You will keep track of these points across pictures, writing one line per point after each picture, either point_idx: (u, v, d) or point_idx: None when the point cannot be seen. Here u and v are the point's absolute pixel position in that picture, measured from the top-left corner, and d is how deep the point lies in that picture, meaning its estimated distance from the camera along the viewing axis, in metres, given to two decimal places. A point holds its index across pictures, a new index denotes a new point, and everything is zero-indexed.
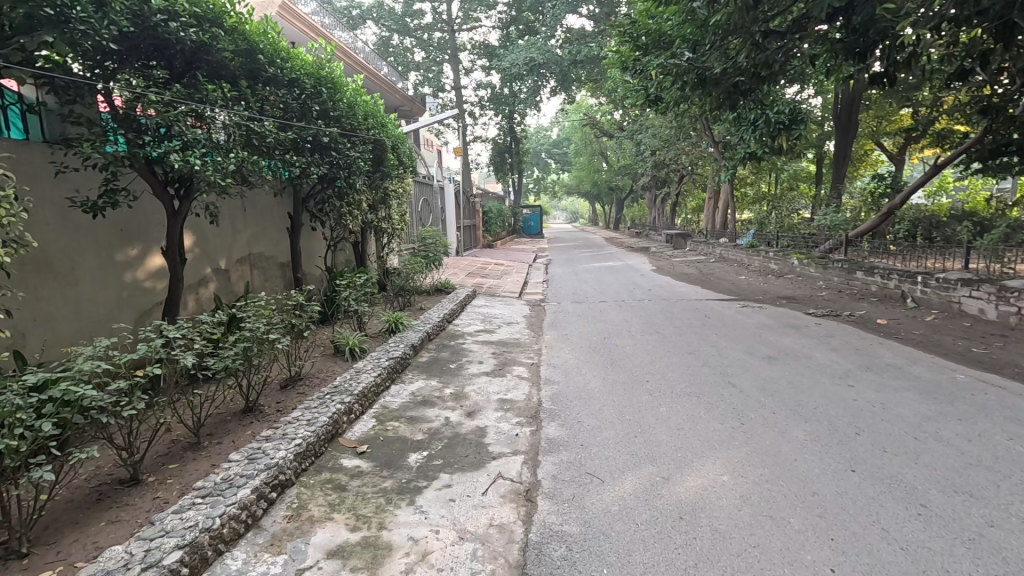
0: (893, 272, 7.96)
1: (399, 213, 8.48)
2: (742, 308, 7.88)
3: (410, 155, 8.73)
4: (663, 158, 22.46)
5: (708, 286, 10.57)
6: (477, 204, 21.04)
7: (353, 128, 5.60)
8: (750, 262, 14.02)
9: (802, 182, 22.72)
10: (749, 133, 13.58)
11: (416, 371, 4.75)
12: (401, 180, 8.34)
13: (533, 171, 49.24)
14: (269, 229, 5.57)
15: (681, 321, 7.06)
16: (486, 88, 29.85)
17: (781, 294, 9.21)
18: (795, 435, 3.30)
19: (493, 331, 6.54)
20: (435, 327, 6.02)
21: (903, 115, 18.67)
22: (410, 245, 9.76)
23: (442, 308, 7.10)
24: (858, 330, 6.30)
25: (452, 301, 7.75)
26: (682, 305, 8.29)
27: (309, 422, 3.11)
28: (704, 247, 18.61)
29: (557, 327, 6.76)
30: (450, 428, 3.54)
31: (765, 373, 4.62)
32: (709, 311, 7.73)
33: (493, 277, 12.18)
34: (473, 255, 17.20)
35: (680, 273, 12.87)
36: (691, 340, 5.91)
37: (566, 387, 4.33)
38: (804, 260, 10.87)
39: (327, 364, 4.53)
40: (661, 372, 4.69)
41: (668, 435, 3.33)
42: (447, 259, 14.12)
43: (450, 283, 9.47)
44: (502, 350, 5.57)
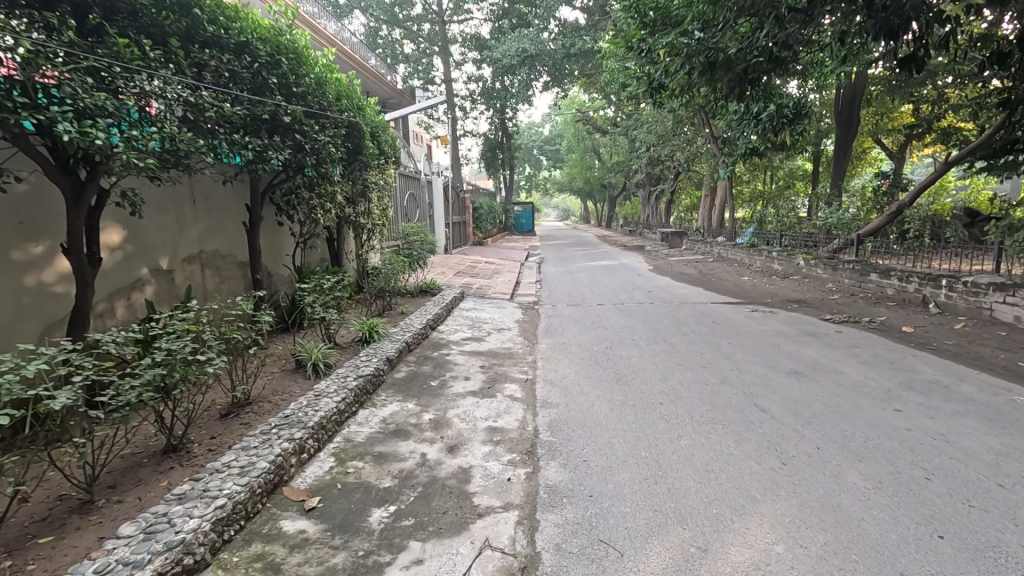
0: (914, 274, 7.40)
1: (380, 207, 7.77)
2: (751, 313, 7.28)
3: (393, 144, 8.01)
4: (658, 154, 21.90)
5: (710, 287, 10.00)
6: (467, 200, 20.33)
7: (322, 108, 4.88)
8: (750, 261, 13.50)
9: (799, 180, 22.27)
10: (751, 128, 13.03)
11: (390, 390, 4.07)
12: (382, 171, 7.64)
13: (524, 167, 48.53)
14: (225, 224, 4.86)
15: (688, 327, 6.46)
16: (477, 82, 29.11)
17: (789, 296, 8.64)
18: (852, 481, 2.67)
19: (482, 338, 5.88)
20: (416, 335, 5.34)
21: (904, 112, 18.24)
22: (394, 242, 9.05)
23: (425, 313, 6.42)
24: (884, 338, 5.72)
25: (437, 304, 7.08)
26: (687, 309, 7.69)
27: (242, 471, 2.43)
28: (701, 247, 18.10)
29: (554, 334, 6.11)
30: (426, 469, 2.88)
31: (795, 393, 3.99)
32: (716, 316, 7.13)
33: (483, 276, 11.53)
34: (463, 252, 16.51)
35: (680, 273, 12.28)
36: (703, 351, 5.28)
37: (565, 411, 3.68)
38: (811, 261, 10.32)
39: (283, 384, 3.83)
40: (676, 391, 4.04)
41: (696, 480, 2.70)
42: (435, 257, 13.42)
43: (436, 283, 8.79)
44: (492, 362, 4.91)
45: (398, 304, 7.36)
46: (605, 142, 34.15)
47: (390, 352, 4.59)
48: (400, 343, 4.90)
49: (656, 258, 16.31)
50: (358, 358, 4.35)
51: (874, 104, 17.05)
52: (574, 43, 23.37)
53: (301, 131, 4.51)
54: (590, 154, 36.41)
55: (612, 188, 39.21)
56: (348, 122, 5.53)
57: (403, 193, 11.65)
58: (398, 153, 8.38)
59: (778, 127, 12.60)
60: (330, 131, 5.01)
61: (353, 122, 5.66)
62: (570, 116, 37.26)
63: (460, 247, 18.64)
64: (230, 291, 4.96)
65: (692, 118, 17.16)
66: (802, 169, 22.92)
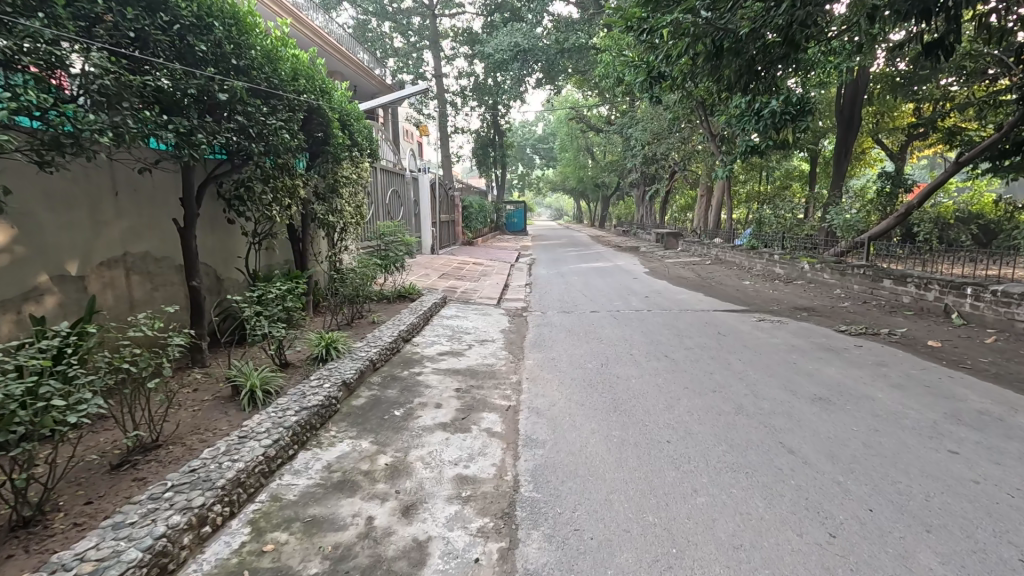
0: (933, 281, 6.83)
1: (353, 203, 7.05)
2: (758, 323, 6.67)
3: (367, 133, 7.29)
4: (654, 154, 21.31)
5: (710, 292, 9.40)
6: (457, 198, 19.61)
7: (272, 86, 4.20)
8: (749, 264, 12.92)
9: (796, 181, 21.79)
10: (752, 125, 12.46)
11: (344, 423, 3.39)
12: (355, 164, 6.94)
13: (517, 166, 47.88)
14: (156, 221, 4.16)
15: (691, 339, 5.84)
16: (468, 77, 28.39)
17: (796, 304, 8.04)
18: (926, 565, 2.04)
19: (461, 352, 5.22)
20: (385, 349, 4.67)
21: (905, 111, 17.75)
22: (371, 243, 8.33)
23: (398, 322, 5.75)
24: (911, 354, 5.13)
25: (414, 311, 6.42)
26: (688, 317, 7.06)
27: (99, 566, 1.75)
28: (697, 248, 17.55)
29: (542, 348, 5.44)
30: (369, 543, 2.20)
31: (826, 428, 3.35)
32: (720, 326, 6.51)
33: (469, 279, 10.85)
34: (450, 253, 15.80)
35: (677, 277, 11.68)
36: (709, 370, 4.64)
37: (553, 453, 3.02)
38: (816, 265, 9.75)
39: (209, 418, 3.14)
40: (684, 425, 3.40)
41: (722, 563, 2.06)
42: (420, 259, 12.70)
43: (415, 288, 8.09)
44: (469, 385, 4.24)
45: (372, 310, 6.69)
46: (599, 141, 33.58)
47: (349, 374, 3.91)
48: (363, 361, 4.22)
49: (651, 260, 15.72)
50: (309, 381, 3.67)
51: (876, 103, 16.59)
52: (568, 38, 22.74)
53: (244, 111, 3.86)
54: (584, 153, 35.83)
55: (606, 188, 38.61)
56: (307, 105, 4.84)
57: (383, 189, 10.93)
58: (373, 144, 7.65)
59: (780, 124, 12.06)
60: (282, 114, 4.34)
61: (313, 105, 4.96)
62: (564, 114, 36.64)
63: (448, 247, 17.95)
64: (166, 299, 4.25)
65: (689, 115, 16.56)
66: (799, 170, 22.45)
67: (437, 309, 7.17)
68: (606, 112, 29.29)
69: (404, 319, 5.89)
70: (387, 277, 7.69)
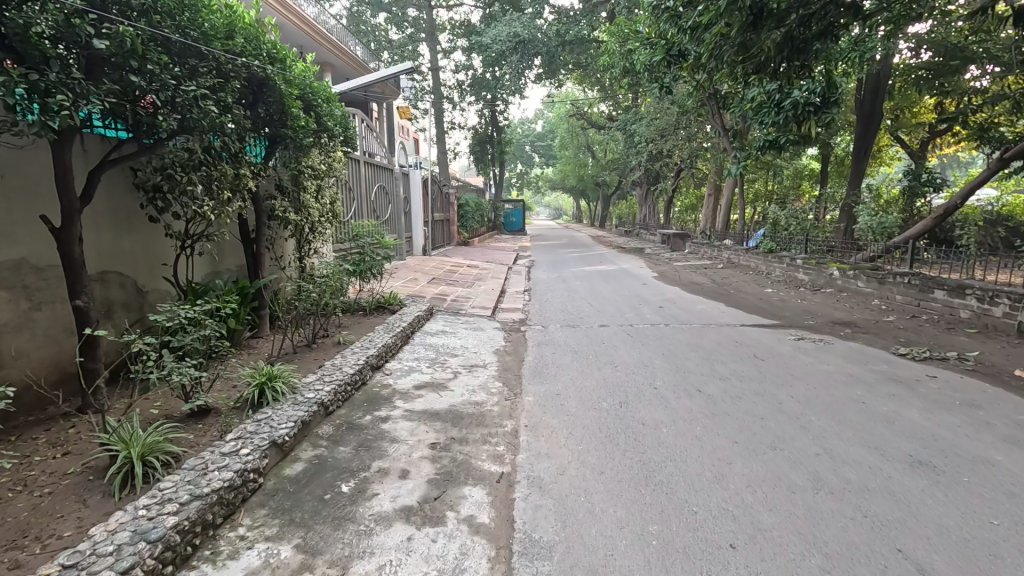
0: (1003, 294, 5.84)
1: (321, 199, 6.02)
2: (798, 343, 5.66)
3: (341, 117, 6.25)
4: (659, 151, 20.33)
5: (730, 301, 8.41)
6: (452, 196, 18.59)
7: (189, 36, 3.21)
8: (765, 268, 11.93)
9: (806, 180, 20.81)
10: (771, 117, 11.50)
11: (264, 510, 2.36)
12: (325, 152, 5.90)
13: (515, 164, 46.86)
14: (38, 220, 3.14)
15: (722, 363, 4.85)
16: (465, 71, 27.38)
17: (833, 317, 7.03)
18: None
19: (444, 384, 4.21)
20: (342, 384, 3.65)
21: (925, 106, 16.72)
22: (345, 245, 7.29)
23: (369, 342, 4.74)
24: (1003, 389, 4.14)
25: (392, 327, 5.40)
26: (713, 335, 6.06)
27: None
28: (705, 251, 16.57)
29: (544, 377, 4.42)
30: None
31: (957, 522, 2.33)
32: (754, 346, 5.51)
33: (461, 284, 9.83)
34: (444, 254, 14.79)
35: (690, 283, 10.69)
36: (758, 413, 3.64)
37: (565, 572, 2.02)
38: (847, 271, 8.77)
39: (55, 513, 2.11)
40: (748, 513, 2.40)
41: None
42: (409, 261, 11.67)
43: (397, 296, 7.05)
44: (451, 438, 3.21)
45: (344, 324, 5.67)
46: (600, 138, 32.60)
47: (284, 426, 2.89)
48: (309, 406, 3.19)
49: (658, 263, 14.73)
50: (223, 440, 2.63)
51: (896, 99, 15.64)
52: (569, 30, 21.76)
53: (144, 69, 2.88)
54: (584, 151, 34.83)
55: (607, 186, 37.60)
56: (248, 70, 3.82)
57: (367, 185, 9.91)
58: (348, 131, 6.62)
59: (802, 116, 11.10)
60: (205, 78, 3.34)
61: (258, 74, 3.96)
62: (564, 111, 35.64)
63: (442, 247, 16.94)
64: (53, 322, 3.21)
65: (699, 109, 15.58)
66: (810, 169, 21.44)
67: (420, 323, 6.16)
68: (607, 109, 28.30)
69: (376, 339, 4.87)
70: (363, 284, 6.64)
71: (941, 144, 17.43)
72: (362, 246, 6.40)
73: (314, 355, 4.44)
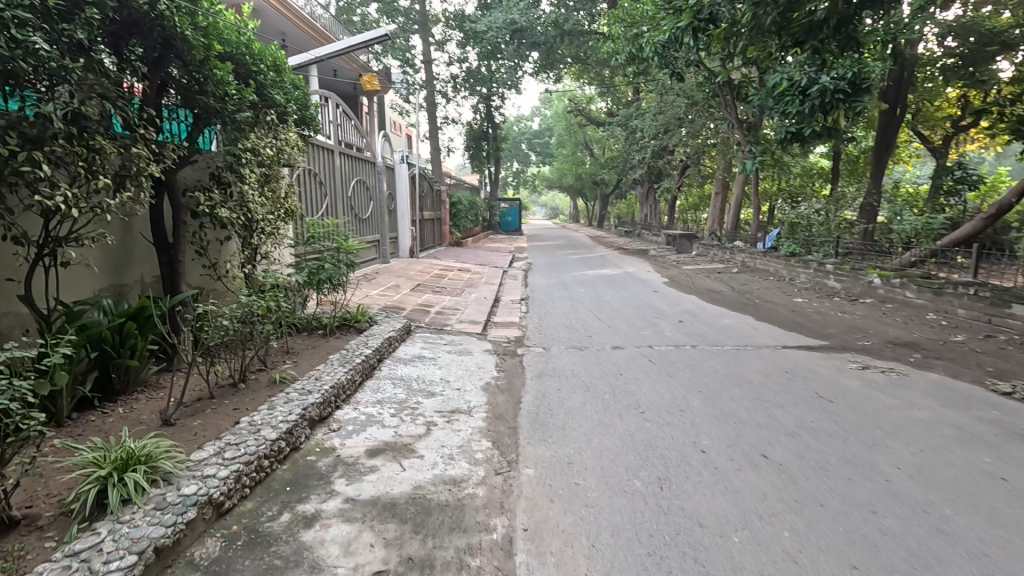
0: None
1: (267, 191, 4.81)
2: (865, 374, 4.50)
3: (294, 91, 5.07)
4: (664, 148, 19.18)
5: (760, 314, 7.27)
6: (444, 194, 17.40)
7: None
8: (787, 274, 10.80)
9: (818, 179, 19.74)
10: (795, 106, 10.41)
11: None
12: (272, 131, 4.72)
13: (511, 162, 45.58)
14: None
15: (782, 407, 3.70)
16: (460, 63, 26.21)
17: (889, 337, 5.87)
18: None
19: (410, 447, 3.03)
20: (252, 462, 2.45)
21: (949, 100, 15.64)
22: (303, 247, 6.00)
23: (314, 381, 3.55)
24: None
25: (352, 354, 4.21)
26: (753, 361, 4.91)
27: None
28: (716, 253, 15.40)
29: (550, 434, 3.25)
30: None
31: None
32: (813, 379, 4.35)
33: (449, 292, 8.62)
34: (433, 257, 13.60)
35: (706, 291, 9.57)
36: (863, 502, 2.49)
37: None
38: (891, 279, 7.64)
39: None
40: None
41: None
42: (394, 266, 10.48)
43: (367, 310, 5.84)
44: (404, 560, 2.04)
45: (295, 350, 4.50)
46: (599, 136, 31.47)
47: (116, 566, 1.70)
48: (179, 514, 2.00)
49: (666, 267, 13.57)
50: None
51: (918, 92, 14.63)
52: (568, 20, 20.67)
53: None
54: (582, 149, 33.67)
55: (606, 185, 36.46)
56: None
57: (340, 179, 8.72)
58: (307, 110, 5.42)
59: (831, 105, 10.01)
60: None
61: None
62: (561, 108, 34.52)
63: (432, 249, 15.72)
64: None
65: (709, 101, 14.48)
66: (823, 168, 20.32)
67: (393, 345, 4.98)
68: (607, 105, 27.20)
69: (326, 374, 3.69)
70: (323, 297, 5.41)
71: (965, 139, 16.35)
72: (322, 250, 5.19)
73: (235, 402, 3.26)
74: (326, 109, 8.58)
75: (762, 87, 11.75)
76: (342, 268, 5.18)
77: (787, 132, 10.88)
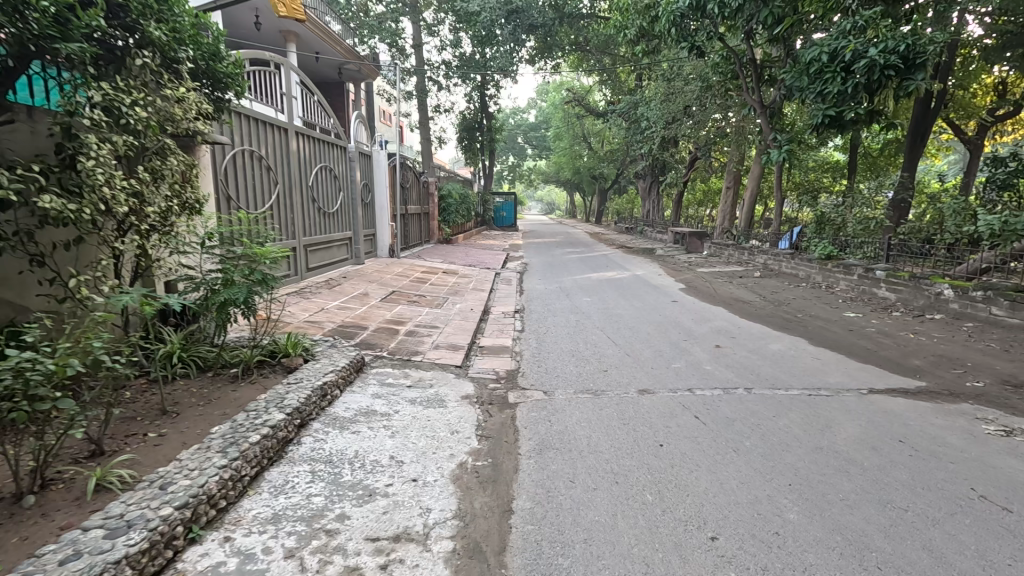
0: None
1: (145, 171, 3.33)
2: (1020, 449, 3.03)
3: (192, 30, 3.58)
4: (672, 138, 17.68)
5: (813, 335, 5.82)
6: (432, 186, 15.92)
7: None
8: (822, 280, 9.41)
9: (834, 175, 18.44)
10: (835, 85, 8.97)
11: None
12: (146, 80, 3.23)
13: (507, 156, 44.08)
14: None
15: (937, 525, 2.28)
16: (453, 48, 24.59)
17: (1000, 374, 4.44)
18: None
19: None
20: None
21: (987, 87, 14.28)
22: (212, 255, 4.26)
23: (153, 493, 2.05)
24: None
25: (251, 423, 2.70)
26: (842, 419, 3.46)
27: None
28: (732, 254, 13.93)
29: None
30: None
31: None
32: (953, 460, 2.87)
33: (428, 303, 7.12)
34: (417, 256, 12.10)
35: (733, 300, 8.16)
36: None
37: None
38: (977, 291, 6.23)
39: None
40: None
41: None
42: (367, 269, 8.97)
43: (302, 338, 4.30)
44: None
45: (175, 410, 3.00)
46: (598, 128, 29.95)
47: None
48: None
49: (679, 269, 12.11)
50: None
51: (956, 75, 13.22)
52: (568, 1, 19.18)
53: None
54: (579, 142, 32.11)
55: (605, 179, 35.07)
56: None
57: (296, 164, 7.24)
58: (216, 62, 3.91)
59: (877, 83, 8.58)
60: None
61: None
62: (559, 99, 32.92)
63: (416, 247, 14.19)
64: None
65: (726, 84, 13.02)
66: (838, 163, 18.95)
67: (331, 392, 3.48)
68: (608, 94, 25.73)
69: (186, 475, 2.20)
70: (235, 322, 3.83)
71: (999, 132, 15.02)
72: (227, 256, 3.64)
73: None
74: (279, 81, 7.07)
75: (792, 66, 10.31)
76: (257, 284, 3.62)
77: (824, 116, 9.43)
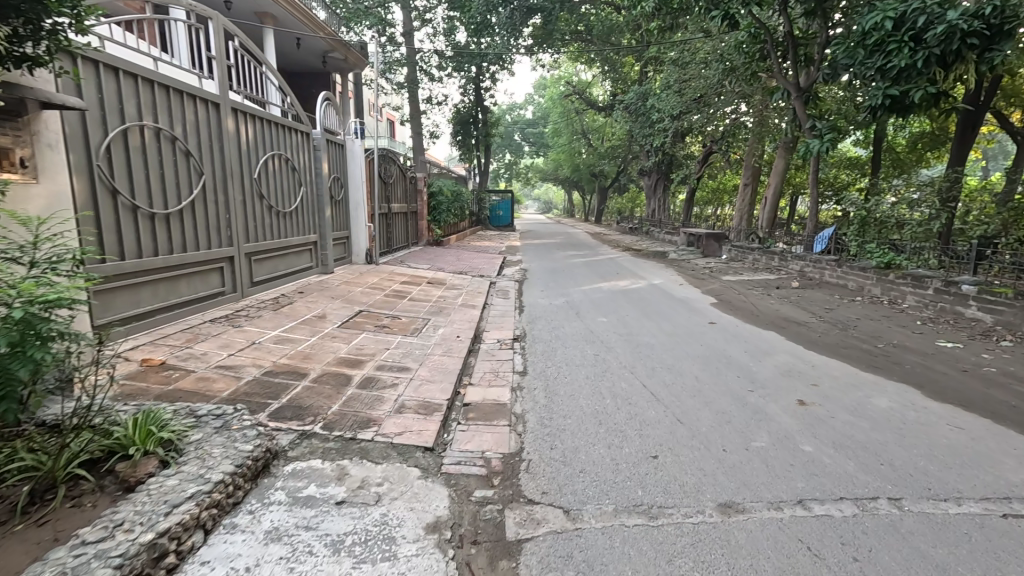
0: None
1: None
2: None
3: None
4: (684, 132, 16.09)
5: (921, 379, 4.27)
6: (420, 182, 14.32)
7: None
8: (882, 293, 7.88)
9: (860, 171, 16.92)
10: (902, 59, 7.40)
11: None
12: None
13: (503, 153, 42.42)
14: None
15: None
16: (445, 35, 22.93)
17: None
18: None
19: None
20: None
21: None
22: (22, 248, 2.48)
23: None
24: None
25: None
26: None
27: None
28: (758, 259, 12.34)
29: None
30: None
31: None
32: None
33: (401, 328, 5.53)
34: (401, 262, 10.52)
35: (785, 320, 6.62)
36: None
37: None
38: None
39: None
40: None
41: None
42: (335, 280, 7.39)
43: (177, 413, 2.70)
44: None
45: None
46: (599, 122, 28.35)
47: None
48: None
49: (701, 277, 10.53)
50: None
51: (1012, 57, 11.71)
52: None
53: None
54: (579, 138, 30.50)
55: (605, 176, 33.48)
56: None
57: (234, 150, 5.64)
58: None
59: (954, 57, 7.06)
60: None
61: None
62: (557, 93, 31.30)
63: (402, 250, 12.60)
64: None
65: (753, 68, 11.46)
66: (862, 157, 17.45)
67: (183, 543, 1.91)
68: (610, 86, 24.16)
69: None
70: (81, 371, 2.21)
71: None
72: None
73: None
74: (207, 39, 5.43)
75: (840, 42, 8.74)
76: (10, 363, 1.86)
77: (885, 97, 7.85)
